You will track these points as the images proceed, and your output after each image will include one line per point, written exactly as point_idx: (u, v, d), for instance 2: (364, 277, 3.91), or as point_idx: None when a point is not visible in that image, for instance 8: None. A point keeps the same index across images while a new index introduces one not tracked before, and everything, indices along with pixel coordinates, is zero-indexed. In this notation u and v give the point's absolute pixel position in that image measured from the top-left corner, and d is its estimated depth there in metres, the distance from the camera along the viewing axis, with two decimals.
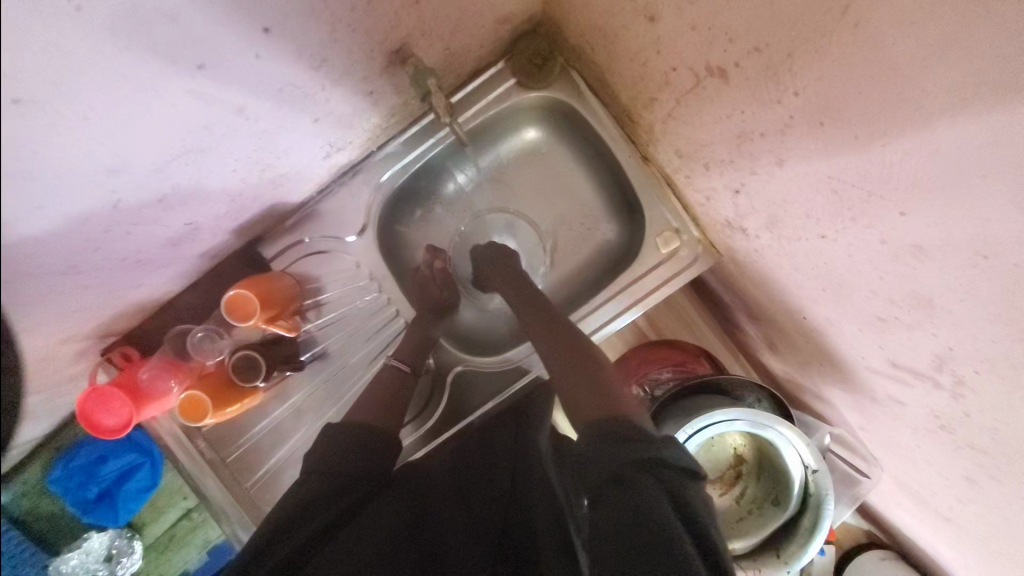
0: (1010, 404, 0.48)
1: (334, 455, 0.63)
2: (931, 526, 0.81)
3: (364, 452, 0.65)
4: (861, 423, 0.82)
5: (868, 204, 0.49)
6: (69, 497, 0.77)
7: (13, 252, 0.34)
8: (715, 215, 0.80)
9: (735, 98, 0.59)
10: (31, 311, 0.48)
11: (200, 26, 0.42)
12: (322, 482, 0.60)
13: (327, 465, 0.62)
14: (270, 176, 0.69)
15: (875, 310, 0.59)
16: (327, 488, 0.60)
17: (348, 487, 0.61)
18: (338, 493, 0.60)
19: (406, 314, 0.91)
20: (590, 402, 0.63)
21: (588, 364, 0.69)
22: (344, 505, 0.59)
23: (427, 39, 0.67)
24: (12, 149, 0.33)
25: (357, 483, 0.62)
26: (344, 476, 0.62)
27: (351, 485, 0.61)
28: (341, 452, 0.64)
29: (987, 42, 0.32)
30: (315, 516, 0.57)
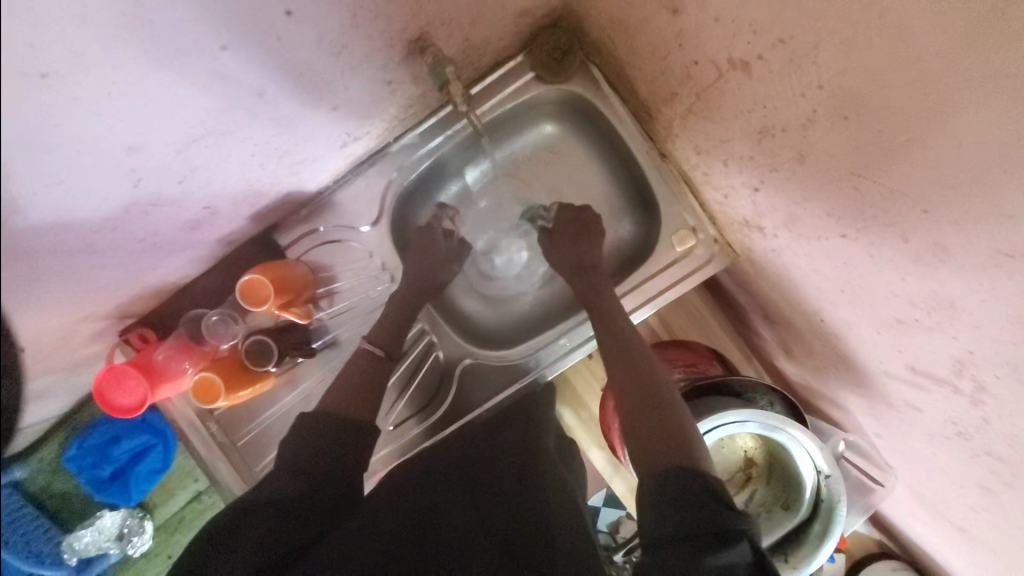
0: None
1: (313, 446, 0.62)
2: (946, 539, 0.79)
3: (348, 445, 0.64)
4: (876, 430, 0.81)
5: (890, 202, 0.48)
6: (82, 475, 0.88)
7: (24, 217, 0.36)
8: (732, 213, 0.79)
9: (758, 92, 0.58)
10: (40, 282, 0.48)
11: (224, 7, 0.43)
12: (298, 478, 0.59)
13: (306, 461, 0.61)
14: (287, 163, 0.70)
15: (894, 312, 0.58)
16: (305, 485, 0.58)
17: (329, 481, 0.60)
18: (326, 485, 0.60)
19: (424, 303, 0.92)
20: (654, 438, 0.59)
21: (657, 398, 0.64)
22: (330, 498, 0.59)
23: (446, 29, 0.67)
24: (26, 117, 0.35)
25: (340, 476, 0.61)
26: (322, 467, 0.61)
27: (334, 478, 0.61)
28: (320, 447, 0.62)
29: (1019, 33, 0.31)
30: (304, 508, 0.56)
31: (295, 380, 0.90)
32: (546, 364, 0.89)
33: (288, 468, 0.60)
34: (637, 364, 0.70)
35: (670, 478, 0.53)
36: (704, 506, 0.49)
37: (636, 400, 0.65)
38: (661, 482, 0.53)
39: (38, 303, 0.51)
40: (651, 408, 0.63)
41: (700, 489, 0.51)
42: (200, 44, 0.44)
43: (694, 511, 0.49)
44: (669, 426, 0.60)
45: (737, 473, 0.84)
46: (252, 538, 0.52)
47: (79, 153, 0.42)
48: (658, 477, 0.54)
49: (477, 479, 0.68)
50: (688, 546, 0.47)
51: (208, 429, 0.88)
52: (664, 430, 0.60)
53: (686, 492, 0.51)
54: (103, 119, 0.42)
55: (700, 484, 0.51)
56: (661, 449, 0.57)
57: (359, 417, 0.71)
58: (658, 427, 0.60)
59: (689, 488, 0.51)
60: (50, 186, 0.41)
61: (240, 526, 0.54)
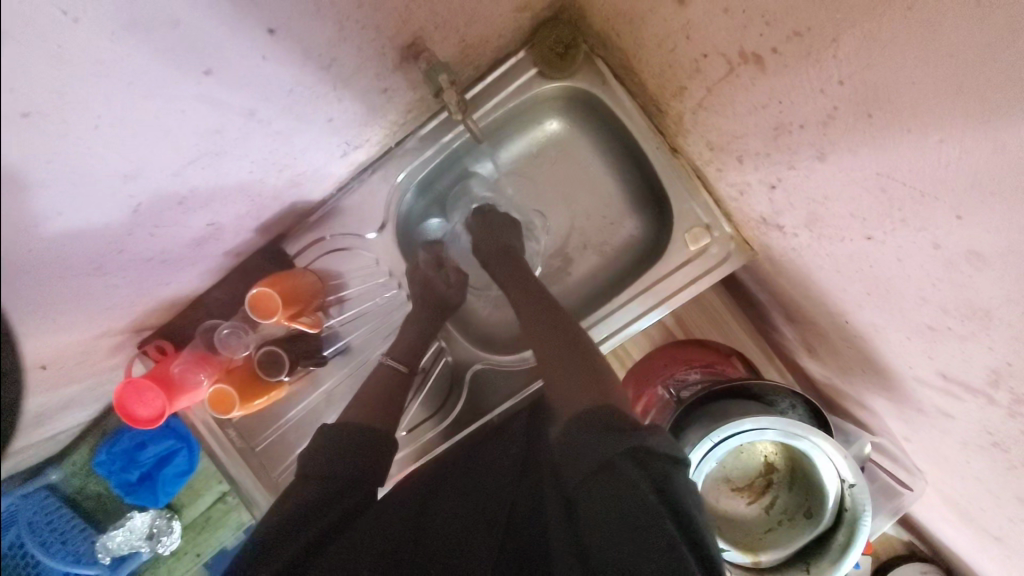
0: None
1: (330, 454, 0.64)
2: (980, 546, 0.75)
3: (355, 456, 0.65)
4: (905, 433, 0.77)
5: (920, 205, 0.44)
6: (112, 479, 0.90)
7: (27, 252, 0.36)
8: (748, 211, 0.75)
9: (772, 88, 0.54)
10: (49, 311, 0.48)
11: (205, 28, 0.42)
12: (319, 487, 0.61)
13: (324, 469, 0.62)
14: (288, 176, 0.69)
15: (925, 319, 0.54)
16: (323, 495, 0.60)
17: (347, 491, 0.61)
18: (338, 499, 0.60)
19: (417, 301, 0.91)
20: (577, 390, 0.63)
21: (580, 353, 0.70)
22: (346, 507, 0.60)
23: (441, 32, 0.65)
24: (33, 166, 0.33)
25: (354, 488, 0.62)
26: (343, 479, 0.62)
27: (349, 492, 0.61)
28: (337, 458, 0.64)
29: None
30: (319, 517, 0.57)
31: (313, 384, 0.91)
32: None
33: (312, 475, 0.62)
34: (554, 327, 0.74)
35: (579, 433, 0.55)
36: (630, 477, 0.49)
37: (562, 360, 0.69)
38: (571, 436, 0.56)
39: (49, 329, 0.51)
40: (579, 368, 0.67)
41: (614, 443, 0.52)
42: (186, 67, 0.43)
43: (617, 484, 0.49)
44: (597, 382, 0.64)
45: (756, 478, 0.79)
46: (274, 558, 0.52)
47: (84, 187, 0.41)
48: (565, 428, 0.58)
49: (478, 482, 0.67)
50: (616, 525, 0.47)
51: (227, 436, 0.90)
52: (590, 382, 0.64)
53: (596, 455, 0.52)
54: (102, 148, 0.41)
55: (617, 442, 0.52)
56: (584, 397, 0.61)
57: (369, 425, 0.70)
58: (587, 381, 0.65)
59: (605, 452, 0.52)
60: (71, 206, 0.41)
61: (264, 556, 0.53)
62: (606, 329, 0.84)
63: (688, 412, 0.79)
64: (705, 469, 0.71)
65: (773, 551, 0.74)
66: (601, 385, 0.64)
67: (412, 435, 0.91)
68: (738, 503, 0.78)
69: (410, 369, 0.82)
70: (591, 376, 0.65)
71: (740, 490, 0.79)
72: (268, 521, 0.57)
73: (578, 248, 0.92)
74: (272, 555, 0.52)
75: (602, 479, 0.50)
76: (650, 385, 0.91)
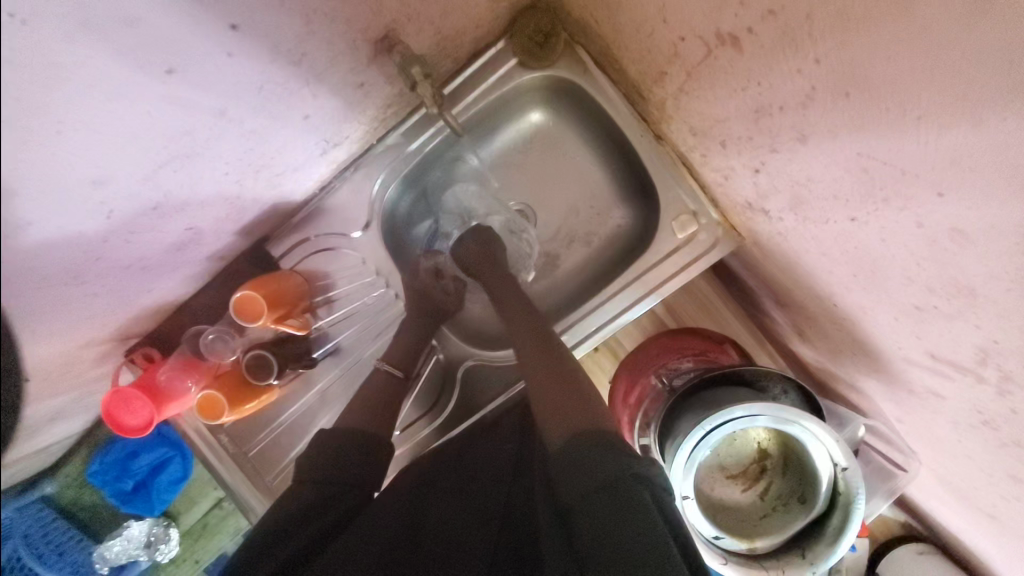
0: None
1: (322, 458, 0.64)
2: (974, 524, 0.76)
3: (350, 454, 0.65)
4: (898, 415, 0.77)
5: (902, 183, 0.44)
6: (107, 489, 0.89)
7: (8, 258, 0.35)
8: (734, 196, 0.74)
9: (751, 69, 0.53)
10: (29, 322, 0.48)
11: (162, 23, 0.40)
12: (313, 491, 0.60)
13: (316, 471, 0.62)
14: (266, 176, 0.68)
15: (912, 299, 0.53)
16: (317, 497, 0.59)
17: (342, 493, 0.61)
18: (331, 501, 0.60)
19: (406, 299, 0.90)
20: (561, 412, 0.60)
21: (564, 368, 0.67)
22: (341, 509, 0.59)
23: (415, 24, 0.64)
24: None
25: (346, 492, 0.62)
26: (338, 481, 0.62)
27: (342, 493, 0.61)
28: (331, 460, 0.63)
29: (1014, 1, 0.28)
30: (313, 520, 0.57)
31: (304, 388, 0.90)
32: None
33: (307, 479, 0.62)
34: (540, 341, 0.71)
35: (581, 449, 0.52)
36: (637, 498, 0.46)
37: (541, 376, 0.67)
38: (570, 454, 0.52)
39: (32, 340, 0.51)
40: (559, 381, 0.64)
41: (621, 466, 0.49)
42: (148, 66, 0.42)
43: (621, 501, 0.46)
44: (578, 394, 0.62)
45: (751, 464, 0.79)
46: (269, 559, 0.52)
47: (55, 196, 0.40)
48: (560, 448, 0.55)
49: (473, 483, 0.66)
50: (614, 532, 0.45)
51: (219, 442, 0.89)
52: (570, 396, 0.62)
53: (599, 472, 0.49)
54: (67, 154, 0.39)
55: (623, 462, 0.50)
56: (565, 415, 0.59)
57: (359, 426, 0.69)
58: (573, 399, 0.62)
59: (609, 469, 0.49)
60: (44, 214, 0.39)
61: (260, 558, 0.52)
62: (595, 321, 0.83)
63: (681, 402, 0.79)
64: (699, 456, 0.70)
65: (769, 537, 0.74)
66: (582, 399, 0.62)
67: (405, 434, 0.91)
68: (733, 490, 0.78)
69: (404, 375, 0.81)
70: (570, 391, 0.63)
71: (735, 477, 0.79)
72: (263, 524, 0.57)
73: (566, 242, 0.92)
74: (267, 557, 0.52)
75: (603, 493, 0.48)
76: (643, 375, 0.91)
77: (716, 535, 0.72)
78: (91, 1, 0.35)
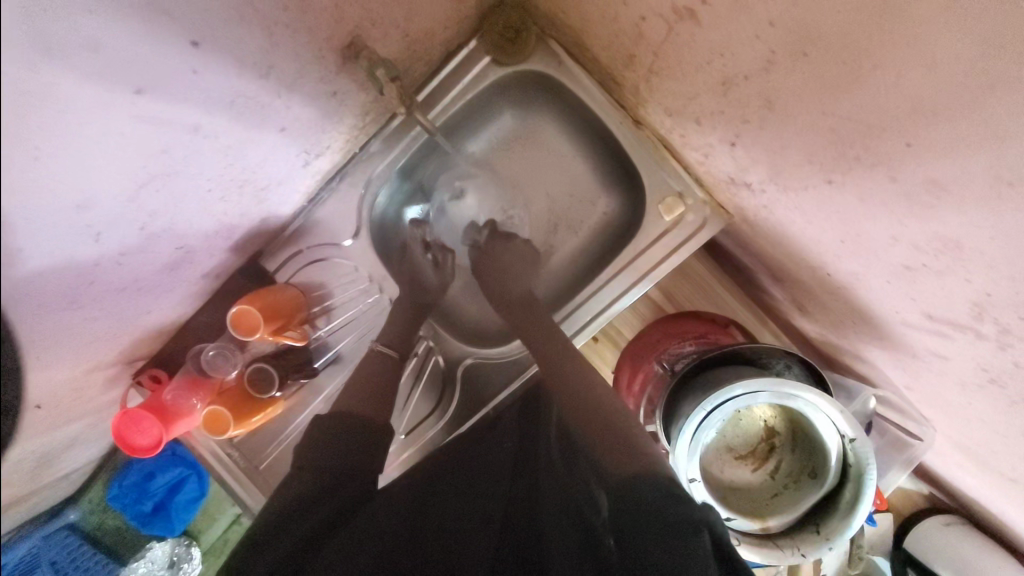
0: None
1: (327, 446, 0.63)
2: (995, 490, 0.74)
3: (351, 448, 0.64)
4: (907, 383, 0.76)
5: (870, 138, 0.43)
6: (128, 512, 0.93)
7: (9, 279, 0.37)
8: (716, 173, 0.73)
9: (710, 40, 0.53)
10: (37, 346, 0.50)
11: (124, 40, 0.41)
12: (311, 479, 0.59)
13: (318, 460, 0.61)
14: (252, 191, 0.70)
15: (901, 259, 0.52)
16: (318, 486, 0.58)
17: (343, 482, 0.60)
18: (333, 488, 0.58)
19: (390, 291, 0.91)
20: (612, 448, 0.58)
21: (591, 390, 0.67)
22: (338, 500, 0.57)
23: (380, 29, 0.65)
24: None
25: (349, 479, 0.60)
26: (337, 471, 0.60)
27: (344, 478, 0.60)
28: (336, 447, 0.63)
29: None
30: (316, 508, 0.55)
31: (307, 400, 0.91)
32: None
33: (308, 466, 0.61)
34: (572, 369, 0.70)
35: (631, 487, 0.52)
36: (695, 539, 0.45)
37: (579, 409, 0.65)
38: (625, 495, 0.52)
39: (38, 364, 0.53)
40: (590, 410, 0.64)
41: (679, 508, 0.48)
42: (115, 86, 0.42)
43: (673, 541, 0.45)
44: (619, 426, 0.62)
45: (759, 444, 0.78)
46: (265, 554, 0.50)
47: (39, 220, 0.41)
48: (614, 482, 0.54)
49: (479, 487, 0.66)
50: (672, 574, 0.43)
51: (229, 456, 0.91)
52: (616, 432, 0.61)
53: (654, 513, 0.49)
54: (48, 176, 0.41)
55: (683, 507, 0.48)
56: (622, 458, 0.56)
57: (365, 415, 0.69)
58: (615, 434, 0.60)
59: (659, 509, 0.49)
60: (31, 239, 0.41)
61: (263, 541, 0.52)
62: (595, 308, 0.83)
63: (683, 386, 0.78)
64: (702, 438, 0.70)
65: (781, 515, 0.72)
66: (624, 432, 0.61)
67: (411, 436, 0.91)
68: (743, 470, 0.78)
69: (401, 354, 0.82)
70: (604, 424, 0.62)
71: (743, 458, 0.78)
72: (264, 516, 0.56)
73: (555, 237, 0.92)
74: (262, 552, 0.50)
75: (657, 536, 0.46)
76: (646, 361, 0.90)
77: (727, 517, 0.71)
78: (52, 30, 0.35)
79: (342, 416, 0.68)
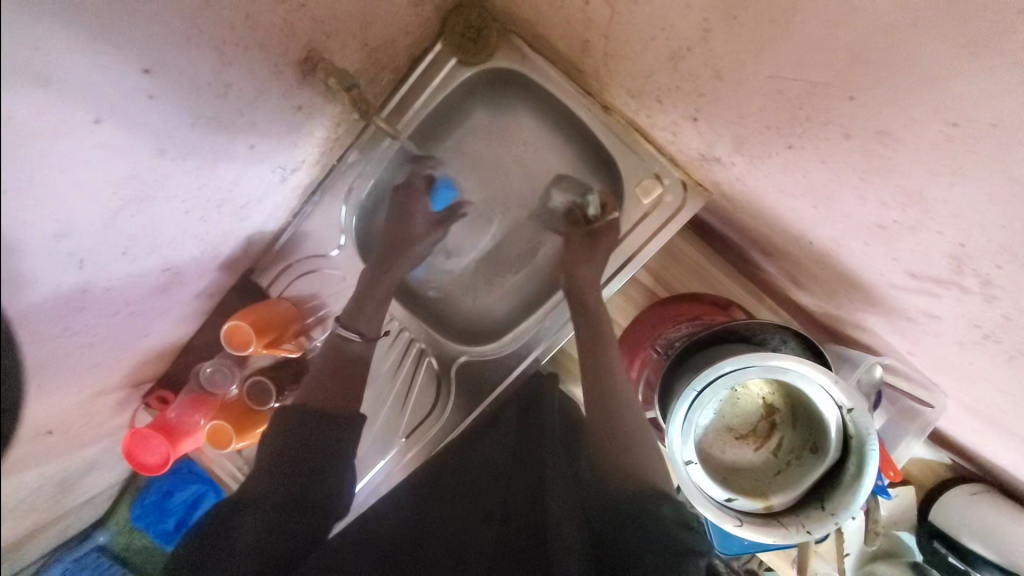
0: None
1: (288, 444, 0.64)
2: (1015, 453, 0.71)
3: (308, 442, 0.65)
4: (909, 348, 0.73)
5: (814, 95, 0.43)
6: (152, 530, 0.95)
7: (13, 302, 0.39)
8: (688, 151, 0.72)
9: (650, 16, 0.52)
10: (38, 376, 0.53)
11: (80, 72, 0.41)
12: (270, 476, 0.62)
13: (278, 459, 0.63)
14: (231, 211, 0.73)
15: (873, 218, 0.51)
16: (278, 483, 0.61)
17: (307, 478, 0.63)
18: (292, 481, 0.62)
19: None
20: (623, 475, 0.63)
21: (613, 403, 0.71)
22: (301, 494, 0.61)
23: (336, 41, 0.67)
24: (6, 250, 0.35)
25: (304, 468, 0.63)
26: (296, 463, 0.63)
27: (304, 470, 0.63)
28: (296, 440, 0.65)
29: None
30: (278, 502, 0.60)
31: None
32: (541, 345, 0.91)
33: (265, 459, 0.64)
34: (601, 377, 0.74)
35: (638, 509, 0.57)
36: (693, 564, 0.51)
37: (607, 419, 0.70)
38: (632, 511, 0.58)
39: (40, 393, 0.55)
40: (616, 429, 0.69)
41: (686, 537, 0.54)
42: (75, 117, 0.42)
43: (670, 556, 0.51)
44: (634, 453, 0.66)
45: (760, 422, 0.77)
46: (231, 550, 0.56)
47: (25, 256, 0.42)
48: (627, 498, 0.59)
49: (481, 482, 0.72)
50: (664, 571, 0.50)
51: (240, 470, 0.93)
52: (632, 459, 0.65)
53: (659, 535, 0.54)
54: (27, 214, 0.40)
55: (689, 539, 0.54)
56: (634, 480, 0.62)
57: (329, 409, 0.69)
58: (630, 462, 0.64)
59: (662, 529, 0.54)
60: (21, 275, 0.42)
61: (227, 534, 0.58)
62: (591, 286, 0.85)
63: (677, 370, 0.77)
64: (694, 418, 0.68)
65: (786, 493, 0.70)
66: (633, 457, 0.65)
67: (412, 438, 0.93)
68: (746, 451, 0.76)
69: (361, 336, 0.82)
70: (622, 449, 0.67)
71: (745, 438, 0.77)
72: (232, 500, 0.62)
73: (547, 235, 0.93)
74: (227, 542, 0.57)
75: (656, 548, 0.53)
76: (642, 348, 0.89)
77: (727, 498, 0.69)
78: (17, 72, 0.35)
79: (313, 410, 0.68)
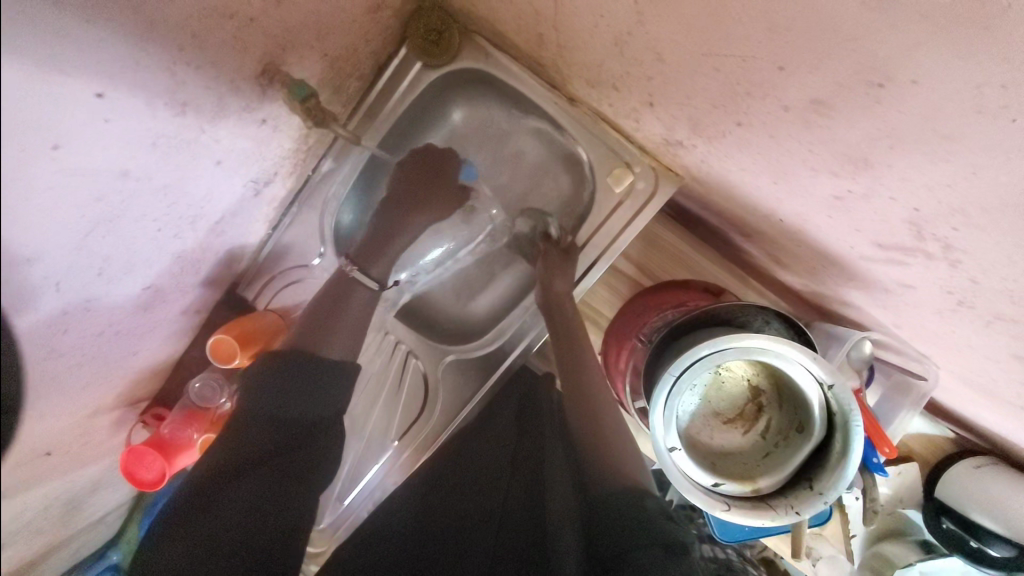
0: (1006, 254, 0.40)
1: (277, 396, 0.66)
2: (1012, 420, 0.69)
3: (298, 395, 0.68)
4: (894, 320, 0.72)
5: (748, 69, 0.43)
6: None
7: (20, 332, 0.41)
8: (652, 137, 0.72)
9: (588, 5, 0.53)
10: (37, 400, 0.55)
11: (44, 102, 0.41)
12: (260, 428, 0.64)
13: (264, 409, 0.65)
14: (206, 225, 0.74)
15: (830, 190, 0.50)
16: (267, 440, 0.64)
17: (296, 431, 0.66)
18: (281, 439, 0.64)
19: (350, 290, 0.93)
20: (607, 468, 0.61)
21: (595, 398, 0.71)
22: (290, 452, 0.64)
23: (295, 52, 0.69)
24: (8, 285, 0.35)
25: (295, 425, 0.66)
26: (285, 415, 0.65)
27: (295, 422, 0.66)
28: (277, 396, 0.66)
29: None
30: (266, 460, 0.62)
31: None
32: (528, 336, 0.92)
33: (245, 411, 0.66)
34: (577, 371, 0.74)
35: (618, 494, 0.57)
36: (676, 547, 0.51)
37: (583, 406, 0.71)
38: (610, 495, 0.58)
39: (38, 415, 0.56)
40: (590, 419, 0.69)
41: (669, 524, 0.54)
42: (35, 146, 0.42)
43: (651, 535, 0.52)
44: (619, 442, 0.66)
45: (746, 405, 0.76)
46: (218, 509, 0.58)
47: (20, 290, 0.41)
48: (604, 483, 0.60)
49: (475, 473, 0.75)
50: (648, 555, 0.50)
51: None
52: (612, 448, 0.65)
53: (642, 519, 0.54)
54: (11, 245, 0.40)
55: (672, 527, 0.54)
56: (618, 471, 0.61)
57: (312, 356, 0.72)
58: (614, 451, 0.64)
59: (640, 509, 0.55)
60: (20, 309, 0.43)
61: (215, 492, 0.59)
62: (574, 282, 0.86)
63: (659, 356, 0.77)
64: (676, 404, 0.68)
65: (773, 475, 0.69)
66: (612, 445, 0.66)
67: (404, 440, 0.94)
68: (734, 435, 0.75)
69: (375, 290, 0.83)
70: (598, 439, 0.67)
71: (732, 422, 0.76)
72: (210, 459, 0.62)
73: (521, 246, 0.95)
74: (219, 498, 0.59)
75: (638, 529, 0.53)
76: (627, 338, 0.89)
77: (714, 483, 0.68)
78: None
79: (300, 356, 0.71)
